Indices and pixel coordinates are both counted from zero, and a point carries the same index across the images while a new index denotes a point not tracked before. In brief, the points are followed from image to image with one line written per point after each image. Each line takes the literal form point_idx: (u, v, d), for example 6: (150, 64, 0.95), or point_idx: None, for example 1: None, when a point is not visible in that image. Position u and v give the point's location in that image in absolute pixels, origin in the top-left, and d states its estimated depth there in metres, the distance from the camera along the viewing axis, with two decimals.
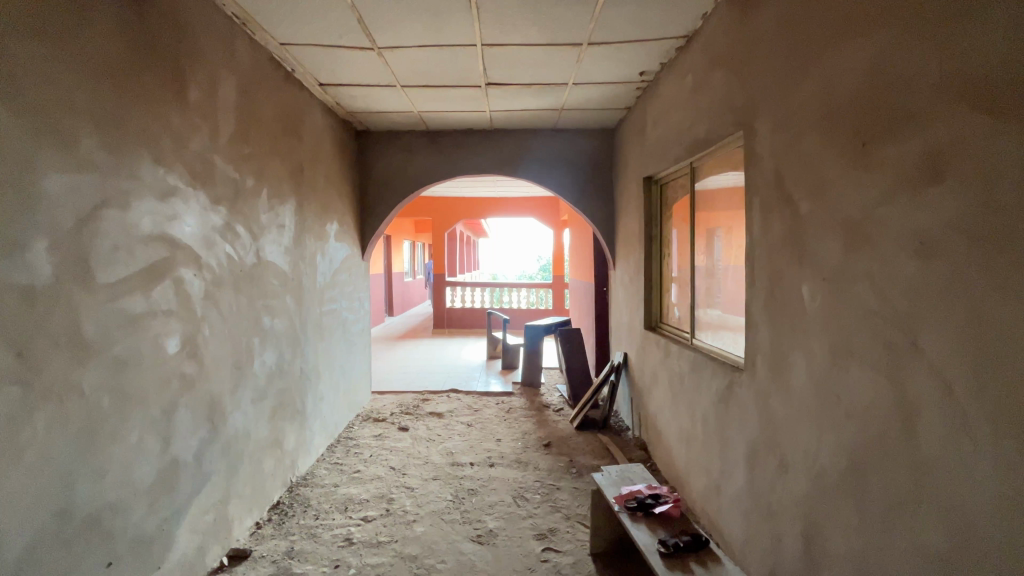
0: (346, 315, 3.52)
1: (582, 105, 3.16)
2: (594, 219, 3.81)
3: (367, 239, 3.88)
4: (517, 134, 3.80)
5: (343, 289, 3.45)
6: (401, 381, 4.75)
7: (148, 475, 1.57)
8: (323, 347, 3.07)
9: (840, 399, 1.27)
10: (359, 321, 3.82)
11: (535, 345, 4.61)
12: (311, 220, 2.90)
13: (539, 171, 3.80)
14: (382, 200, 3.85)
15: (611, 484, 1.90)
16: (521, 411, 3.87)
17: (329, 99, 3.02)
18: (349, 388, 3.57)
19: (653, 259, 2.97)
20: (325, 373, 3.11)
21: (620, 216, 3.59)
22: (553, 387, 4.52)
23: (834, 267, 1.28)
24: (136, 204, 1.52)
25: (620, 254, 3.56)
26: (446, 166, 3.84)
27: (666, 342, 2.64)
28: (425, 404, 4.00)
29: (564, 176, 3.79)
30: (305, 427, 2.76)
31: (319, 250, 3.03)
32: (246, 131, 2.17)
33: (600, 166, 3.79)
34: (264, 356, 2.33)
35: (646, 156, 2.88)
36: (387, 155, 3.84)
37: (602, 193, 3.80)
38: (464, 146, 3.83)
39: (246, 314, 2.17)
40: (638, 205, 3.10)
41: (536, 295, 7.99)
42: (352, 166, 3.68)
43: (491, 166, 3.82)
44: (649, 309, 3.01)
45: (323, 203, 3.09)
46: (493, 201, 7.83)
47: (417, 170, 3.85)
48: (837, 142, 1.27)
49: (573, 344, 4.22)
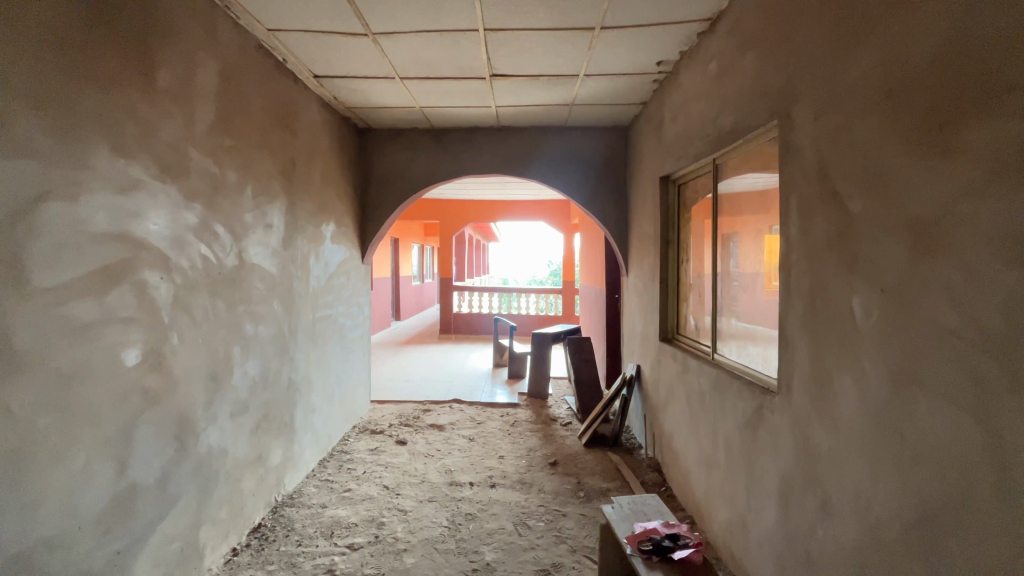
0: (343, 321, 3.35)
1: (594, 99, 2.96)
2: (606, 222, 3.59)
3: (367, 241, 3.70)
4: (525, 132, 3.61)
5: (340, 293, 3.27)
6: (402, 389, 4.57)
7: (98, 503, 1.39)
8: (316, 355, 2.89)
9: (905, 437, 1.05)
10: (358, 328, 3.65)
11: (543, 354, 4.40)
12: (305, 220, 2.73)
13: (548, 172, 3.60)
14: (384, 200, 3.69)
15: (623, 520, 1.68)
16: (526, 425, 3.65)
17: (326, 93, 2.85)
18: (346, 397, 3.39)
19: (670, 265, 2.75)
20: (319, 383, 2.93)
21: (633, 219, 3.38)
22: (561, 398, 4.30)
23: (897, 277, 1.06)
24: (88, 197, 1.35)
25: (634, 259, 3.33)
26: (451, 166, 3.66)
27: (684, 355, 2.42)
28: (425, 415, 3.80)
29: (575, 177, 3.59)
30: (293, 442, 2.58)
31: (313, 253, 2.86)
32: (230, 122, 2.01)
33: (613, 166, 3.58)
34: (246, 366, 2.15)
35: (663, 154, 2.67)
36: (390, 154, 3.67)
37: (615, 194, 3.59)
38: (469, 144, 3.64)
39: (225, 321, 2.00)
40: (653, 207, 2.88)
41: (546, 301, 7.77)
42: (352, 165, 3.51)
43: (498, 166, 3.63)
44: (665, 319, 2.79)
45: (319, 203, 2.92)
46: (502, 204, 7.64)
47: (420, 170, 3.67)
48: (901, 126, 1.05)
49: (582, 354, 4.00)
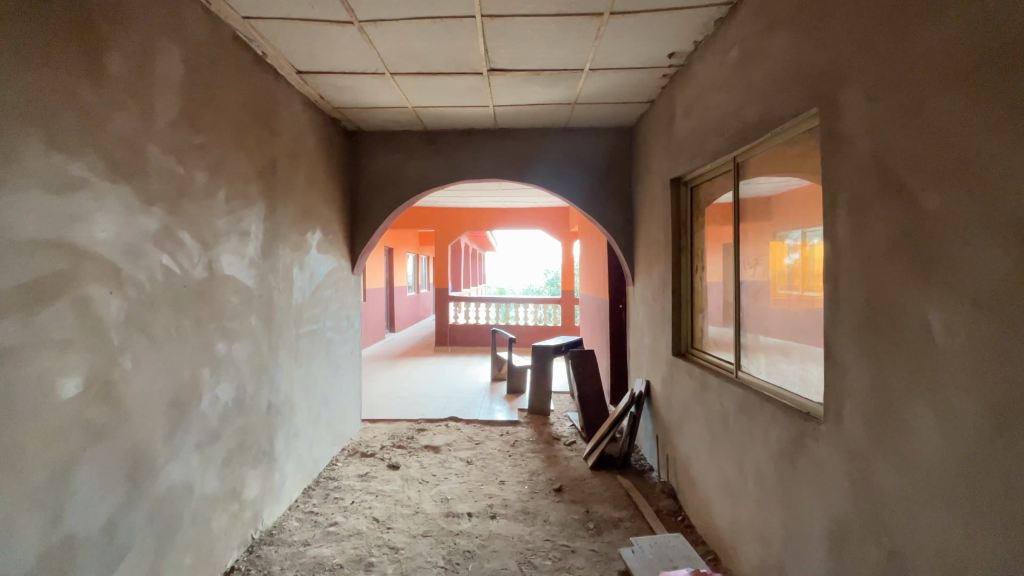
0: (331, 336, 3.12)
1: (599, 97, 2.78)
2: (611, 228, 3.40)
3: (358, 251, 3.49)
4: (524, 134, 3.42)
5: (327, 307, 3.05)
6: (396, 406, 4.32)
7: (19, 565, 1.15)
8: (300, 374, 2.65)
9: (1012, 487, 0.84)
10: (347, 343, 3.42)
11: (544, 368, 4.18)
12: (287, 228, 2.52)
13: (548, 176, 3.41)
14: (375, 207, 3.48)
15: (647, 569, 1.47)
16: (528, 445, 3.42)
17: (311, 91, 2.65)
18: (334, 418, 3.15)
19: (683, 273, 2.55)
20: (304, 405, 2.69)
21: (639, 225, 3.18)
22: (564, 414, 4.07)
23: (997, 286, 0.86)
24: (11, 198, 1.14)
25: (641, 268, 3.13)
26: (446, 170, 3.46)
27: (702, 372, 2.20)
28: (419, 436, 3.57)
29: (577, 180, 3.40)
30: (273, 471, 2.34)
31: (297, 263, 2.64)
32: (199, 117, 1.80)
33: (617, 169, 3.39)
34: (218, 390, 1.92)
35: (675, 153, 2.48)
36: (381, 158, 3.47)
37: (620, 199, 3.40)
38: (465, 147, 3.45)
39: (192, 340, 1.77)
40: (663, 211, 2.69)
41: (544, 310, 7.54)
42: (341, 170, 3.31)
43: (495, 170, 3.44)
44: (679, 332, 2.58)
45: (303, 209, 2.71)
46: (498, 212, 7.45)
47: (413, 174, 3.47)
48: (997, 101, 0.86)
49: (586, 368, 3.79)
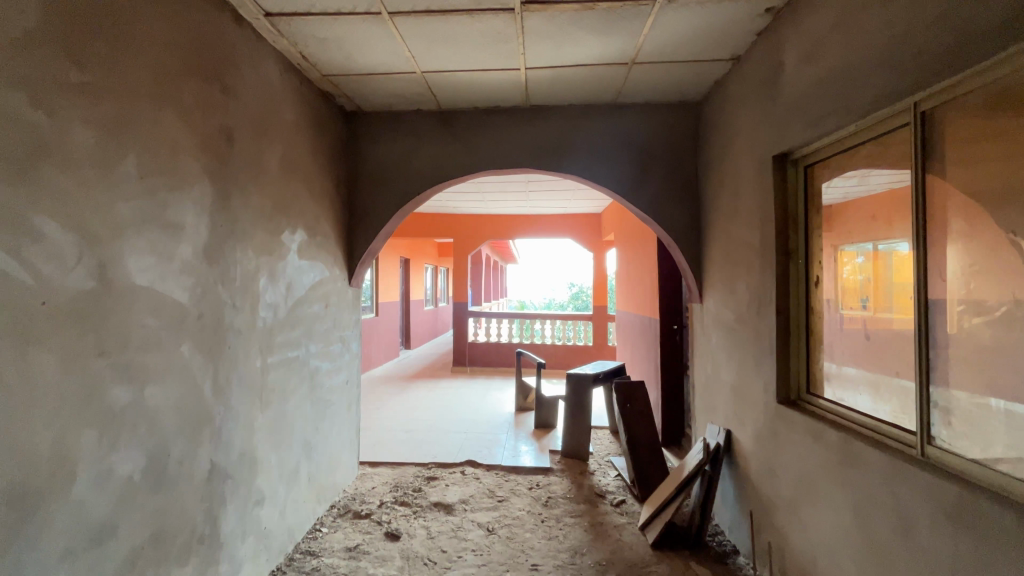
0: (317, 365, 2.46)
1: (665, 51, 2.09)
2: (671, 230, 2.68)
3: (356, 257, 2.85)
4: (561, 113, 2.75)
5: (311, 328, 2.40)
6: (404, 442, 3.64)
7: None
8: (267, 419, 1.99)
9: None
10: (340, 372, 2.75)
11: (582, 401, 3.45)
12: (251, 224, 1.89)
13: (591, 165, 2.72)
14: (377, 204, 2.85)
15: None
16: (565, 506, 2.68)
17: (290, 47, 2.05)
18: (319, 470, 2.48)
19: (794, 289, 1.81)
20: (272, 460, 2.03)
21: (712, 225, 2.46)
22: (606, 460, 3.33)
23: None
24: None
25: (717, 281, 2.40)
26: (464, 159, 2.80)
27: (843, 438, 1.45)
28: (428, 488, 2.86)
29: (628, 169, 2.70)
30: (216, 564, 1.66)
31: (267, 272, 2.00)
32: (84, 42, 1.18)
33: (680, 155, 2.68)
34: (114, 460, 1.27)
35: (782, 119, 1.77)
36: (385, 144, 2.85)
37: (682, 194, 2.68)
38: (488, 131, 2.80)
39: (58, 387, 1.12)
40: (757, 203, 1.97)
41: (572, 329, 6.79)
42: (335, 158, 2.69)
43: (525, 157, 2.76)
44: (787, 370, 1.83)
45: (278, 200, 2.08)
46: (521, 219, 6.82)
47: (423, 165, 2.83)
48: None
49: (636, 405, 3.08)
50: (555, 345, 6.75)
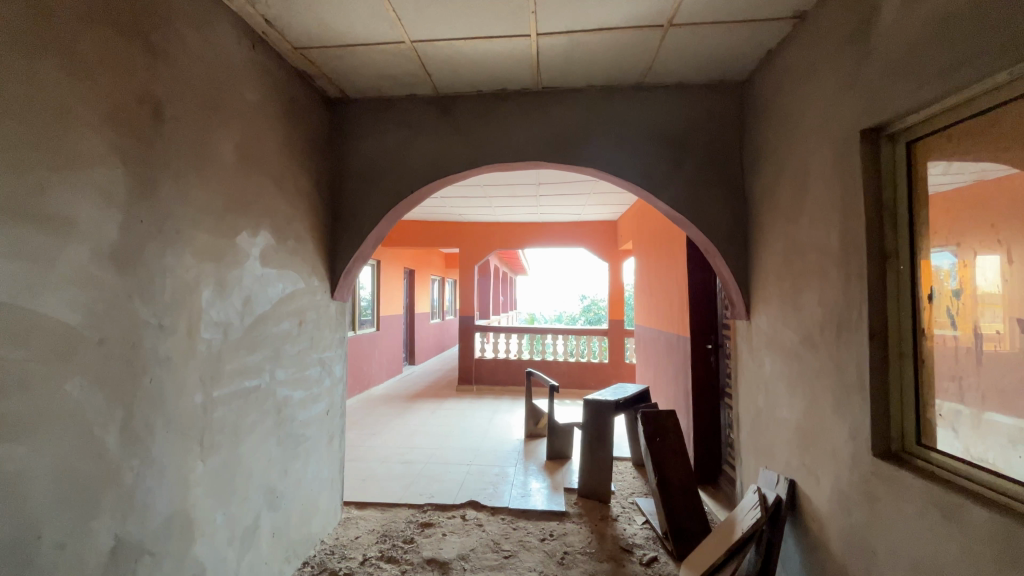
0: (287, 395, 2.05)
1: (711, 8, 1.68)
2: (712, 232, 2.24)
3: (340, 266, 2.45)
4: (579, 97, 2.34)
5: (279, 352, 1.98)
6: (397, 476, 3.20)
7: None
8: (209, 470, 1.57)
9: None
10: (319, 402, 2.34)
11: (602, 432, 2.99)
12: (192, 223, 1.49)
13: (614, 156, 2.30)
14: (364, 204, 2.45)
15: None
16: (585, 566, 2.22)
17: (249, 7, 1.68)
18: (288, 523, 2.05)
19: (893, 304, 1.36)
20: (217, 520, 1.60)
21: (766, 226, 2.02)
22: (630, 504, 2.86)
23: None
24: None
25: (775, 294, 1.95)
26: (465, 152, 2.40)
27: (1003, 526, 1.00)
28: (423, 539, 2.41)
29: (659, 160, 2.27)
30: None
31: (216, 285, 1.60)
32: None
33: (721, 143, 2.25)
34: None
35: (877, 81, 1.34)
36: (375, 135, 2.46)
37: (724, 190, 2.24)
38: (493, 119, 2.40)
39: None
40: (836, 195, 1.53)
41: (586, 345, 6.34)
42: (316, 150, 2.32)
43: (536, 149, 2.35)
44: (885, 412, 1.38)
45: (233, 195, 1.69)
46: (531, 227, 6.45)
47: (418, 159, 2.44)
48: None
49: (667, 440, 2.62)
50: (568, 363, 6.27)
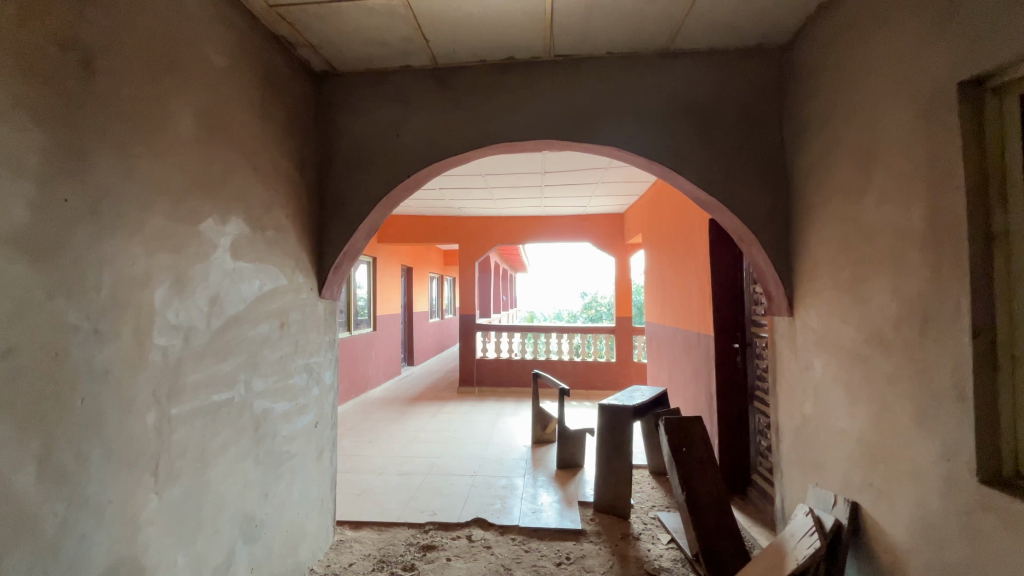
0: (267, 408, 1.78)
1: None
2: (749, 217, 1.97)
3: (328, 260, 2.18)
4: (595, 66, 2.07)
5: (256, 359, 1.72)
6: (396, 490, 2.94)
7: None
8: (167, 504, 1.30)
9: None
10: (306, 413, 2.07)
11: (620, 441, 2.73)
12: (140, 205, 1.22)
13: (637, 132, 2.03)
14: (355, 191, 2.18)
15: None
16: None
17: None
18: (270, 555, 1.79)
19: (1004, 296, 1.10)
20: (179, 563, 1.34)
21: (816, 209, 1.76)
22: (651, 520, 2.61)
23: None
24: None
25: (828, 287, 1.69)
26: (468, 130, 2.14)
27: None
28: (425, 566, 2.15)
29: (687, 136, 2.00)
30: None
31: (175, 283, 1.34)
32: None
33: (759, 116, 1.98)
34: None
35: (987, 18, 1.07)
36: (366, 113, 2.19)
37: (762, 169, 1.98)
38: (499, 93, 2.13)
39: None
40: (919, 164, 1.27)
41: (593, 343, 6.08)
42: (299, 129, 2.04)
43: (548, 125, 2.09)
44: (992, 428, 1.12)
45: (194, 174, 1.42)
46: (534, 221, 6.18)
47: (414, 139, 2.17)
48: None
49: (694, 451, 2.37)
50: (573, 362, 6.01)
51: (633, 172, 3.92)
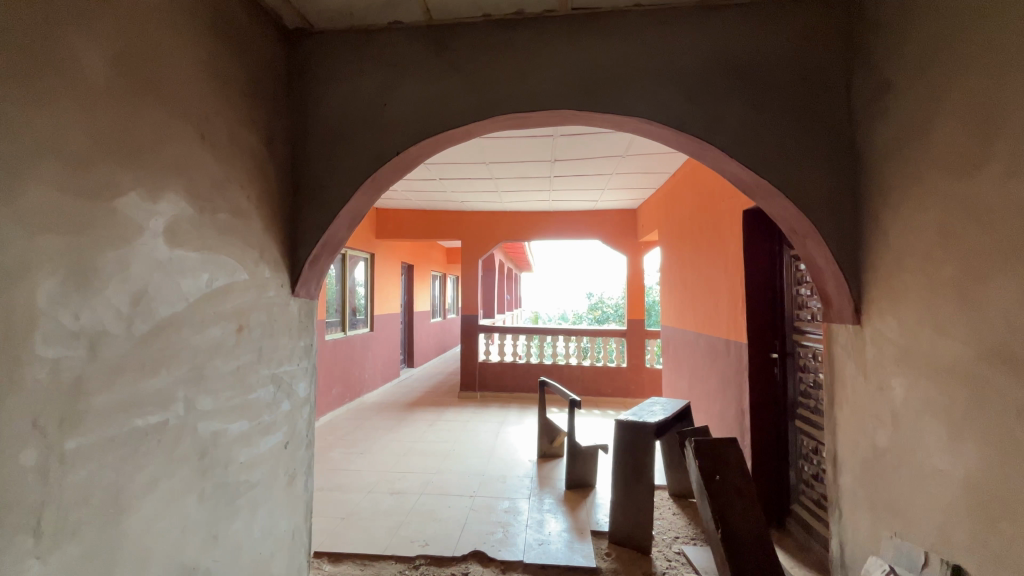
0: (218, 431, 1.45)
1: None
2: (809, 203, 1.62)
3: (303, 251, 1.85)
4: (621, 22, 1.73)
5: (202, 371, 1.39)
6: (384, 512, 2.61)
7: None
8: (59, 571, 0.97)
9: None
10: (272, 433, 1.75)
11: (640, 464, 2.39)
12: (11, 166, 0.90)
13: (672, 101, 1.69)
14: (335, 170, 1.85)
15: None
16: None
17: None
18: None
19: None
20: None
21: (900, 192, 1.41)
22: (677, 557, 2.26)
23: None
24: None
25: (919, 289, 1.34)
26: (468, 99, 1.80)
27: None
28: None
29: (732, 106, 1.66)
30: None
31: (75, 274, 1.01)
32: None
33: (820, 82, 1.64)
34: None
35: None
36: (350, 79, 1.86)
37: (824, 145, 1.63)
38: (505, 55, 1.79)
39: None
40: None
41: (602, 347, 5.73)
42: (267, 95, 1.72)
43: (564, 93, 1.75)
44: None
45: (109, 135, 1.09)
46: (541, 217, 5.84)
47: (405, 109, 1.83)
48: None
49: (730, 480, 2.03)
50: (582, 367, 5.66)
51: (651, 162, 3.58)
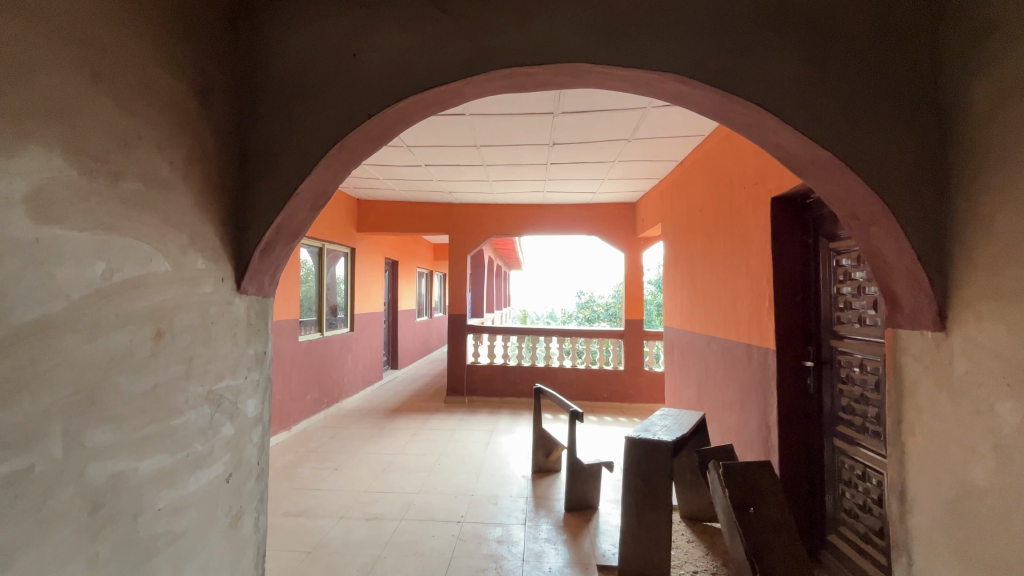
0: (123, 472, 1.09)
1: None
2: (881, 182, 1.31)
3: (250, 238, 1.49)
4: None
5: (97, 394, 1.03)
6: (359, 544, 2.25)
7: None
8: None
9: None
10: (208, 466, 1.38)
11: (653, 487, 2.06)
12: None
13: (713, 53, 1.36)
14: (291, 137, 1.49)
15: None
16: None
17: None
18: None
19: None
20: None
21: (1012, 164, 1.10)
22: None
23: None
24: None
25: None
26: (457, 48, 1.45)
27: None
28: None
29: (787, 61, 1.34)
30: None
31: None
32: None
33: (895, 32, 1.32)
34: None
35: None
36: (310, 25, 1.50)
37: (901, 110, 1.32)
38: None
39: None
40: None
41: (599, 348, 5.42)
42: (201, 36, 1.35)
43: (577, 43, 1.41)
44: None
45: None
46: (534, 210, 5.51)
47: (379, 60, 1.47)
48: None
49: (767, 515, 1.71)
50: (577, 370, 5.34)
51: (659, 147, 3.27)
